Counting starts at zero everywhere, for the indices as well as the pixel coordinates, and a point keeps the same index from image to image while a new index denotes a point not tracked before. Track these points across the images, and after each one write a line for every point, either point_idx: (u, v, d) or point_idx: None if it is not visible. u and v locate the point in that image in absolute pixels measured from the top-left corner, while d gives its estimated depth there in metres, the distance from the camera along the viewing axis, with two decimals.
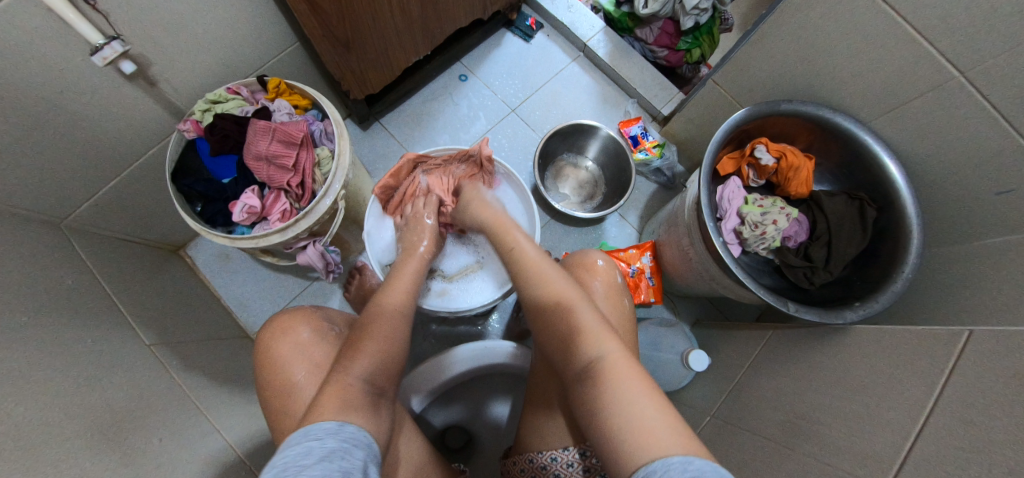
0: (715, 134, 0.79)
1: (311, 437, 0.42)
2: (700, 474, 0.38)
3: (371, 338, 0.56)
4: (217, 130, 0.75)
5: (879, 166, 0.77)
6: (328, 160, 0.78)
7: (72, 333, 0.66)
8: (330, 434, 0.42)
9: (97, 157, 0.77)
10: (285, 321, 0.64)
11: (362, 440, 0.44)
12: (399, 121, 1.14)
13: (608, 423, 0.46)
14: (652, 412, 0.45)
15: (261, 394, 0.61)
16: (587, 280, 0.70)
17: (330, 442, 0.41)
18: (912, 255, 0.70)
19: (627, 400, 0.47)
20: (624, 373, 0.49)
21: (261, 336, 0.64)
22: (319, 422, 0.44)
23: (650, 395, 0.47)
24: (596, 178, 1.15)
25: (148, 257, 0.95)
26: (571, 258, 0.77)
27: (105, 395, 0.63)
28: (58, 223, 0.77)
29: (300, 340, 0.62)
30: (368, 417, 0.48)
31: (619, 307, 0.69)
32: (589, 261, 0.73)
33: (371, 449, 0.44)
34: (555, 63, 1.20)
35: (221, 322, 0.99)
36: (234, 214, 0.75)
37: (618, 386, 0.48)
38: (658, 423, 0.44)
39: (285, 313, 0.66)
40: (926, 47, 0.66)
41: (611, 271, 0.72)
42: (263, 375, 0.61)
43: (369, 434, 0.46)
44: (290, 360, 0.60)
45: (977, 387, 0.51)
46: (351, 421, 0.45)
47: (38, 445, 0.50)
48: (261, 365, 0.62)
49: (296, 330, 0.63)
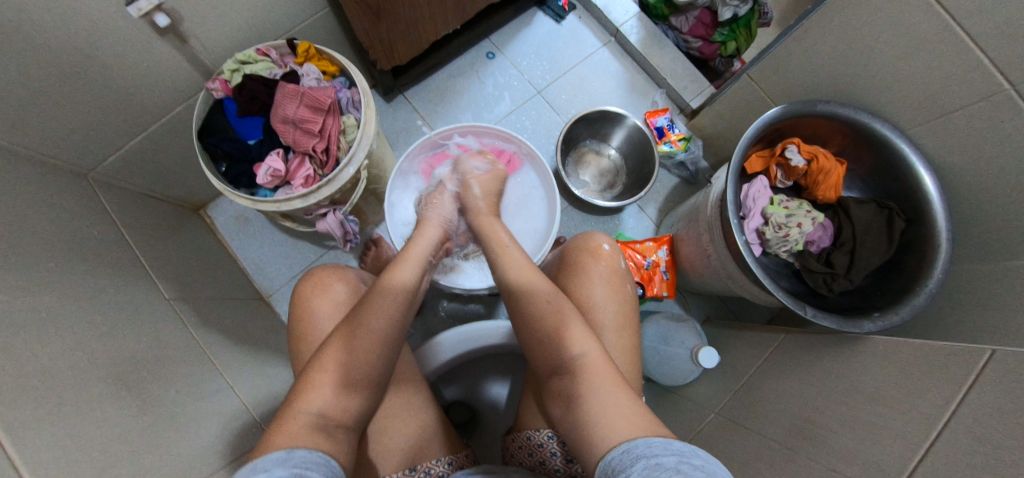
0: (746, 130, 0.77)
1: (261, 470, 0.40)
2: (681, 453, 0.40)
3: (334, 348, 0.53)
4: (246, 90, 0.75)
5: (913, 176, 0.75)
6: (354, 129, 0.78)
7: (95, 283, 0.67)
8: (279, 463, 0.41)
9: (124, 111, 0.78)
10: (323, 277, 0.67)
11: (317, 461, 0.44)
12: (423, 96, 1.13)
13: (582, 415, 0.50)
14: (621, 408, 0.48)
15: (293, 348, 0.64)
16: (589, 261, 0.68)
17: (277, 471, 0.40)
18: (937, 270, 0.69)
19: (597, 396, 0.50)
20: (600, 373, 0.52)
21: (297, 288, 0.67)
22: (267, 455, 0.43)
23: (619, 391, 0.50)
24: (618, 167, 1.14)
25: (170, 214, 0.96)
26: (573, 237, 0.74)
27: (127, 345, 0.65)
28: (86, 175, 0.78)
29: (332, 299, 0.65)
30: (328, 441, 0.47)
31: (623, 292, 0.67)
32: (595, 243, 0.70)
33: (328, 466, 0.44)
34: (585, 47, 1.18)
35: (238, 284, 1.02)
36: (258, 176, 0.75)
37: (591, 383, 0.51)
38: (621, 418, 0.47)
39: (320, 270, 0.69)
40: (979, 56, 0.64)
41: (616, 256, 0.69)
42: (296, 326, 0.65)
43: (325, 454, 0.45)
44: (325, 312, 0.64)
45: (993, 408, 0.50)
46: (302, 447, 0.44)
47: (63, 389, 0.52)
48: (295, 317, 0.65)
49: (331, 286, 0.67)
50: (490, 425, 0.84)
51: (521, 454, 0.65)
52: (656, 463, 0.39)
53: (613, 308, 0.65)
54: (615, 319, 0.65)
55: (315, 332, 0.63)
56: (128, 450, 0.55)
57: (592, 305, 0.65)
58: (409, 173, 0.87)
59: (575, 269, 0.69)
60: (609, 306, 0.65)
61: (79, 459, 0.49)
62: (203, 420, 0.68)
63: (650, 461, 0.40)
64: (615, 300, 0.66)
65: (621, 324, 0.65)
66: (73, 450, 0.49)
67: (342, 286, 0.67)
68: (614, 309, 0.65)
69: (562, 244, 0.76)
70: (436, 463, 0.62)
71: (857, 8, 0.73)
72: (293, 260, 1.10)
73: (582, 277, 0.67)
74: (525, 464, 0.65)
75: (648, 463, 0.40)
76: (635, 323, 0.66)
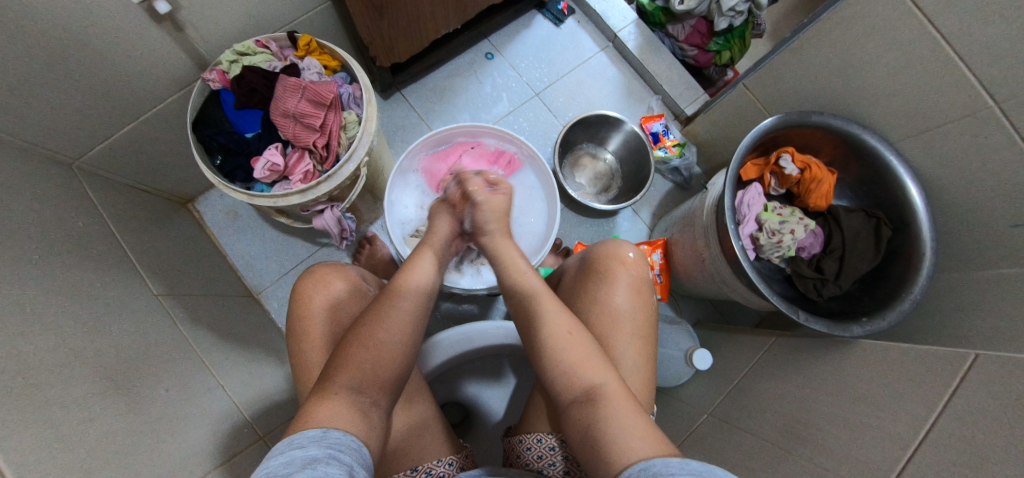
0: (744, 138, 0.79)
1: (294, 446, 0.43)
2: (697, 471, 0.40)
3: (360, 343, 0.55)
4: (245, 82, 0.73)
5: (900, 187, 0.78)
6: (355, 125, 0.77)
7: (80, 276, 0.65)
8: (313, 442, 0.43)
9: (113, 98, 0.76)
10: (324, 272, 0.67)
11: (350, 444, 0.46)
12: (421, 94, 1.12)
13: (592, 434, 0.49)
14: (636, 435, 0.48)
15: (290, 344, 0.63)
16: (614, 272, 0.68)
17: (313, 449, 0.42)
18: (922, 277, 0.72)
19: (614, 419, 0.49)
20: (619, 401, 0.51)
21: (297, 284, 0.66)
22: (304, 432, 0.45)
23: (638, 418, 0.50)
24: (613, 171, 1.15)
25: (157, 206, 0.96)
26: (597, 245, 0.74)
27: (114, 340, 0.62)
28: (72, 164, 0.77)
29: (333, 296, 0.65)
30: (361, 422, 0.50)
31: (644, 301, 0.67)
32: (620, 253, 0.70)
33: (360, 453, 0.46)
34: (583, 51, 1.20)
35: (226, 281, 1.00)
36: (255, 170, 0.73)
37: (610, 409, 0.50)
38: (640, 444, 0.47)
39: (320, 267, 0.68)
40: (966, 73, 0.67)
41: (641, 265, 0.70)
42: (296, 323, 0.63)
43: (358, 438, 0.47)
44: (327, 307, 0.64)
45: (978, 409, 0.53)
46: (337, 428, 0.47)
47: (48, 384, 0.50)
48: (295, 311, 0.64)
49: (332, 283, 0.66)
50: (486, 424, 0.84)
51: (530, 457, 0.64)
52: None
53: (634, 318, 0.65)
54: (636, 327, 0.65)
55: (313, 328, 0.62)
56: (116, 448, 0.53)
57: (616, 312, 0.65)
58: (409, 171, 0.87)
59: (602, 275, 0.69)
60: (631, 313, 0.65)
61: (64, 455, 0.47)
62: (193, 419, 0.66)
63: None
64: (636, 312, 0.66)
65: (640, 337, 0.64)
66: (57, 446, 0.47)
67: (342, 284, 0.67)
68: (637, 316, 0.66)
69: (585, 251, 0.76)
70: (437, 464, 0.63)
71: (851, 24, 0.76)
72: (284, 256, 1.08)
73: (606, 285, 0.67)
74: (534, 467, 0.64)
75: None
76: (653, 334, 0.66)
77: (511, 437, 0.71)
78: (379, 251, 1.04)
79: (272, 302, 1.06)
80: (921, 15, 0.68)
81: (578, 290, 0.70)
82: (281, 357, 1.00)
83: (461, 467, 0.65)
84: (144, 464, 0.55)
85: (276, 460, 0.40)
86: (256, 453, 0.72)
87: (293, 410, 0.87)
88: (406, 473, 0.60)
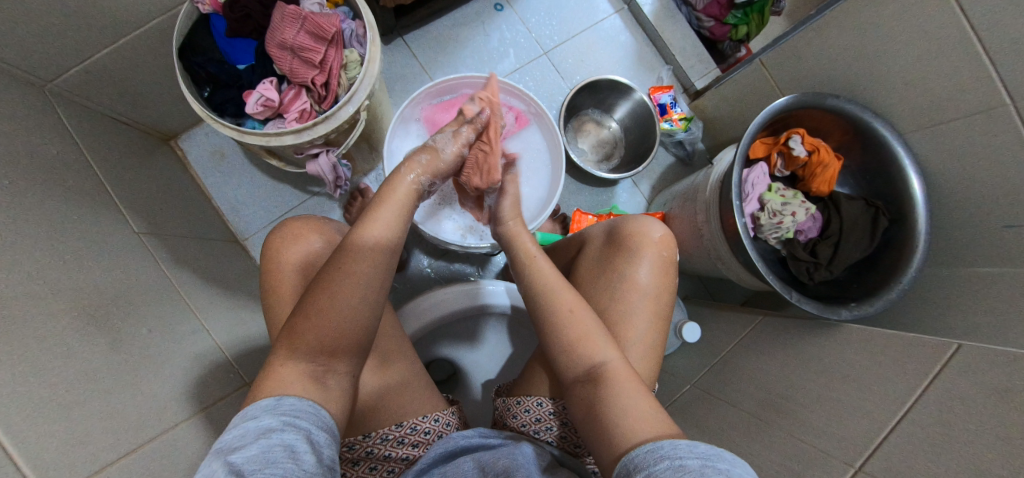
0: (757, 116, 0.78)
1: (247, 418, 0.41)
2: (704, 455, 0.40)
3: (303, 314, 0.49)
4: (238, 7, 0.67)
5: (903, 178, 0.78)
6: (357, 66, 0.72)
7: (55, 206, 0.61)
8: (266, 411, 0.42)
9: (91, 14, 0.69)
10: (297, 228, 0.65)
11: (308, 410, 0.44)
12: (424, 42, 1.06)
13: (593, 413, 0.51)
14: (638, 414, 0.48)
15: (265, 297, 0.61)
16: (641, 248, 0.67)
17: (266, 419, 0.41)
18: (913, 267, 0.73)
19: (619, 397, 0.50)
20: (624, 379, 0.51)
21: (269, 238, 0.64)
22: (256, 402, 0.43)
23: (642, 399, 0.50)
24: (616, 140, 1.13)
25: (136, 139, 0.90)
26: (628, 219, 0.71)
27: (91, 276, 0.59)
28: (43, 85, 0.71)
29: (305, 249, 0.63)
30: (317, 390, 0.47)
31: (666, 281, 0.66)
32: (647, 233, 0.68)
33: (319, 418, 0.45)
34: (597, 12, 1.14)
35: (210, 223, 0.96)
36: (248, 104, 0.68)
37: (615, 391, 0.50)
38: (641, 423, 0.47)
39: (294, 221, 0.66)
40: (988, 67, 0.66)
41: (671, 247, 0.68)
42: (268, 279, 0.61)
43: (315, 404, 0.46)
44: (299, 264, 0.61)
45: (956, 395, 0.54)
46: (291, 395, 0.45)
47: (23, 315, 0.47)
48: (267, 268, 0.62)
49: (307, 238, 0.64)
50: (473, 382, 0.85)
51: (526, 419, 0.64)
52: (680, 465, 0.39)
53: (656, 297, 0.65)
54: (655, 307, 0.64)
55: (282, 284, 0.60)
56: (97, 386, 0.51)
57: (636, 289, 0.65)
58: (409, 120, 0.83)
59: (626, 254, 0.67)
60: (652, 293, 0.65)
61: (41, 390, 0.45)
62: (177, 360, 0.64)
63: (674, 462, 0.40)
64: (658, 286, 0.66)
65: (659, 313, 0.64)
66: (32, 378, 0.45)
67: (316, 237, 0.65)
68: (657, 297, 0.65)
69: (614, 221, 0.73)
70: (423, 419, 0.63)
71: (881, 6, 0.74)
72: (271, 202, 1.04)
73: (630, 261, 0.66)
74: (529, 428, 0.64)
75: (671, 464, 0.40)
76: (668, 315, 0.66)
77: (502, 395, 0.71)
78: (372, 204, 1.01)
79: (258, 248, 1.02)
80: (955, 2, 0.66)
81: (603, 264, 0.69)
82: None
83: (449, 424, 0.65)
84: (124, 401, 0.53)
85: (229, 435, 0.38)
86: (241, 398, 0.71)
87: None
88: (390, 428, 0.60)
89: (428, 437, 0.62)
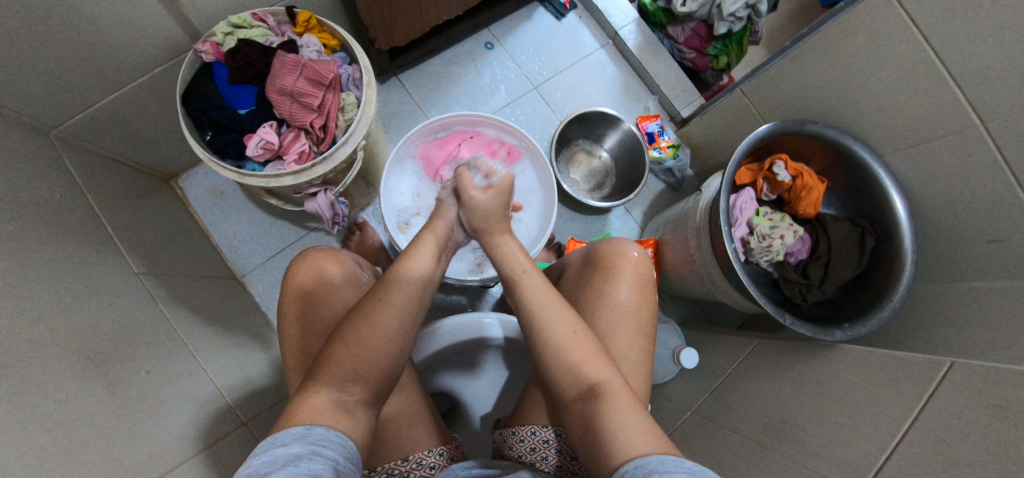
0: (740, 144, 0.81)
1: (276, 444, 0.41)
2: (691, 470, 0.41)
3: (348, 345, 0.52)
4: (241, 56, 0.71)
5: (886, 199, 0.80)
6: (354, 108, 0.75)
7: (58, 251, 0.62)
8: (294, 439, 0.42)
9: (97, 65, 0.73)
10: (316, 257, 0.65)
11: (334, 440, 0.44)
12: (418, 80, 1.10)
13: (589, 430, 0.51)
14: (634, 426, 0.48)
15: (283, 328, 0.62)
16: (618, 266, 0.68)
17: (296, 446, 0.41)
18: (902, 286, 0.74)
19: (615, 415, 0.50)
20: (621, 395, 0.52)
21: (290, 268, 0.65)
22: (286, 430, 0.43)
23: (638, 414, 0.50)
24: (608, 169, 1.16)
25: (137, 180, 0.92)
26: (601, 241, 0.74)
27: (90, 319, 0.60)
28: (49, 132, 0.73)
29: (325, 280, 0.64)
30: (346, 420, 0.48)
31: (645, 298, 0.68)
32: (625, 251, 0.70)
33: (343, 447, 0.45)
34: (583, 47, 1.20)
35: (208, 261, 0.98)
36: (248, 147, 0.71)
37: (611, 405, 0.51)
38: (639, 438, 0.47)
39: (318, 251, 0.67)
40: (955, 91, 0.69)
41: (646, 265, 0.70)
42: (287, 307, 0.63)
43: (341, 434, 0.46)
44: (318, 296, 0.63)
45: (951, 412, 0.55)
46: (320, 425, 0.45)
47: (26, 363, 0.48)
48: (286, 296, 0.63)
49: (326, 267, 0.65)
50: (473, 415, 0.84)
51: (523, 449, 0.64)
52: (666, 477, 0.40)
53: (637, 312, 0.66)
54: (637, 323, 0.66)
55: (302, 315, 0.62)
56: (95, 430, 0.51)
57: (618, 305, 0.66)
58: (406, 157, 0.85)
59: (607, 273, 0.68)
60: (635, 308, 0.66)
61: (41, 435, 0.45)
62: (175, 402, 0.64)
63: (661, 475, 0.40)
64: (637, 303, 0.67)
65: (642, 329, 0.66)
66: (33, 424, 0.45)
67: (337, 268, 0.65)
68: (641, 315, 0.66)
69: (588, 246, 0.76)
70: (429, 454, 0.62)
71: (850, 38, 0.78)
72: (270, 239, 1.06)
73: (610, 279, 0.68)
74: (526, 459, 0.64)
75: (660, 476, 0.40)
76: (653, 331, 0.67)
77: (501, 427, 0.71)
78: (370, 238, 1.03)
79: (257, 285, 1.03)
80: (918, 32, 0.70)
81: (582, 285, 0.70)
82: (264, 341, 0.97)
83: (451, 457, 0.64)
84: (123, 445, 0.53)
85: (258, 459, 0.39)
86: (240, 438, 0.70)
87: (277, 396, 0.86)
88: (396, 463, 0.60)
89: (434, 472, 0.61)
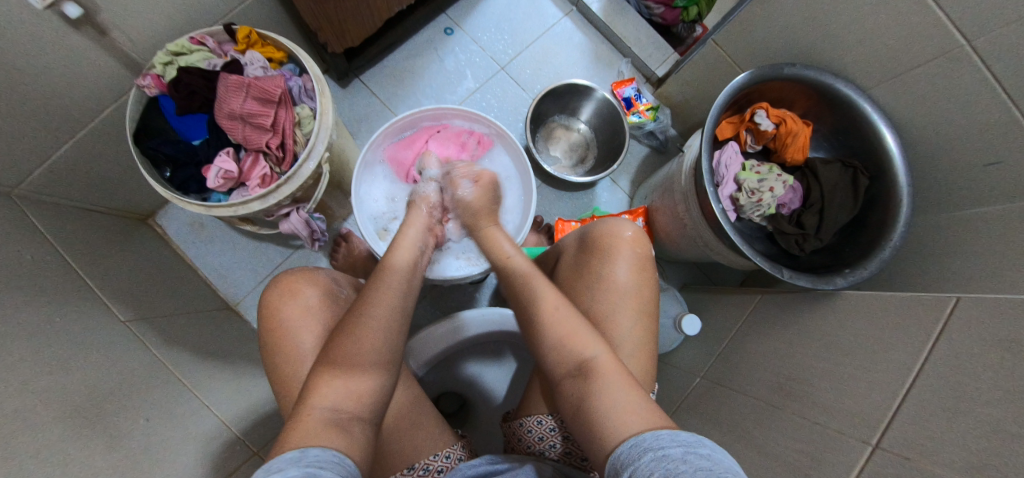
0: (718, 97, 0.77)
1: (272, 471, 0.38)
2: (686, 443, 0.40)
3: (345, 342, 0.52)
4: (183, 86, 0.68)
5: (876, 135, 0.76)
6: (310, 120, 0.73)
7: (37, 312, 0.61)
8: (291, 463, 0.39)
9: (44, 116, 0.70)
10: (291, 283, 0.65)
11: (332, 460, 0.42)
12: (381, 78, 1.07)
13: (582, 412, 0.49)
14: (626, 404, 0.47)
15: (270, 360, 0.61)
16: (616, 248, 0.66)
17: (291, 469, 0.38)
18: (901, 223, 0.71)
19: (607, 394, 0.48)
20: (614, 374, 0.50)
21: (265, 299, 0.64)
22: (281, 455, 0.41)
23: (630, 390, 0.49)
24: (588, 141, 1.13)
25: (113, 225, 0.91)
26: (597, 223, 0.71)
27: (80, 376, 0.59)
28: (10, 192, 0.71)
29: (304, 303, 0.63)
30: (340, 438, 0.45)
31: (647, 277, 0.66)
32: (620, 231, 0.68)
33: (343, 467, 0.42)
34: (547, 18, 1.14)
35: (200, 295, 0.97)
36: (208, 179, 0.69)
37: (603, 384, 0.49)
38: (637, 419, 0.45)
39: (288, 277, 0.66)
40: (936, 11, 0.64)
41: (643, 242, 0.68)
42: (268, 337, 0.62)
43: (339, 452, 0.43)
44: (300, 319, 0.61)
45: (962, 350, 0.53)
46: (315, 446, 0.43)
47: (16, 434, 0.47)
48: (265, 327, 0.62)
49: (301, 291, 0.64)
50: (483, 410, 0.84)
51: (531, 440, 0.64)
52: (663, 455, 0.39)
53: (638, 294, 0.64)
54: (639, 304, 0.64)
55: (286, 340, 0.60)
56: None
57: (617, 288, 0.64)
58: (374, 163, 0.83)
59: (602, 253, 0.67)
60: (634, 291, 0.64)
61: None
62: (180, 444, 0.64)
63: (657, 453, 0.39)
64: (638, 283, 0.65)
65: (645, 310, 0.64)
66: None
67: (312, 290, 0.65)
68: (639, 293, 0.64)
69: (584, 229, 0.74)
70: (436, 458, 0.61)
71: None
72: (258, 263, 1.05)
73: (608, 261, 0.66)
74: (536, 448, 0.64)
75: (654, 455, 0.39)
76: (654, 310, 0.65)
77: (509, 420, 0.71)
78: (357, 247, 1.01)
79: (252, 310, 1.03)
80: None
81: (579, 268, 0.69)
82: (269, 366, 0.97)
83: (460, 457, 0.64)
84: None
85: None
86: (253, 468, 0.70)
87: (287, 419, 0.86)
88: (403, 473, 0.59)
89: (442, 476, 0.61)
